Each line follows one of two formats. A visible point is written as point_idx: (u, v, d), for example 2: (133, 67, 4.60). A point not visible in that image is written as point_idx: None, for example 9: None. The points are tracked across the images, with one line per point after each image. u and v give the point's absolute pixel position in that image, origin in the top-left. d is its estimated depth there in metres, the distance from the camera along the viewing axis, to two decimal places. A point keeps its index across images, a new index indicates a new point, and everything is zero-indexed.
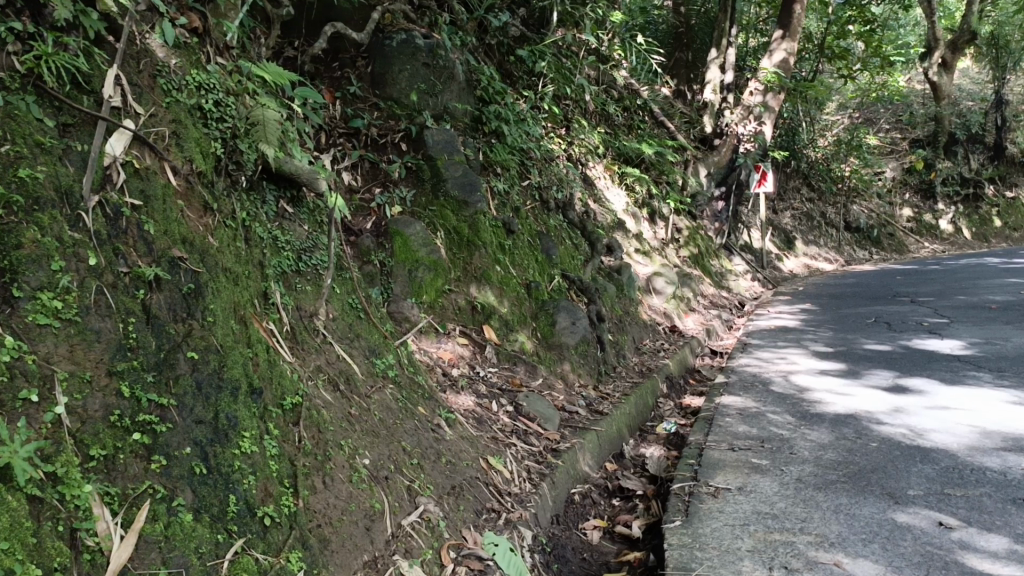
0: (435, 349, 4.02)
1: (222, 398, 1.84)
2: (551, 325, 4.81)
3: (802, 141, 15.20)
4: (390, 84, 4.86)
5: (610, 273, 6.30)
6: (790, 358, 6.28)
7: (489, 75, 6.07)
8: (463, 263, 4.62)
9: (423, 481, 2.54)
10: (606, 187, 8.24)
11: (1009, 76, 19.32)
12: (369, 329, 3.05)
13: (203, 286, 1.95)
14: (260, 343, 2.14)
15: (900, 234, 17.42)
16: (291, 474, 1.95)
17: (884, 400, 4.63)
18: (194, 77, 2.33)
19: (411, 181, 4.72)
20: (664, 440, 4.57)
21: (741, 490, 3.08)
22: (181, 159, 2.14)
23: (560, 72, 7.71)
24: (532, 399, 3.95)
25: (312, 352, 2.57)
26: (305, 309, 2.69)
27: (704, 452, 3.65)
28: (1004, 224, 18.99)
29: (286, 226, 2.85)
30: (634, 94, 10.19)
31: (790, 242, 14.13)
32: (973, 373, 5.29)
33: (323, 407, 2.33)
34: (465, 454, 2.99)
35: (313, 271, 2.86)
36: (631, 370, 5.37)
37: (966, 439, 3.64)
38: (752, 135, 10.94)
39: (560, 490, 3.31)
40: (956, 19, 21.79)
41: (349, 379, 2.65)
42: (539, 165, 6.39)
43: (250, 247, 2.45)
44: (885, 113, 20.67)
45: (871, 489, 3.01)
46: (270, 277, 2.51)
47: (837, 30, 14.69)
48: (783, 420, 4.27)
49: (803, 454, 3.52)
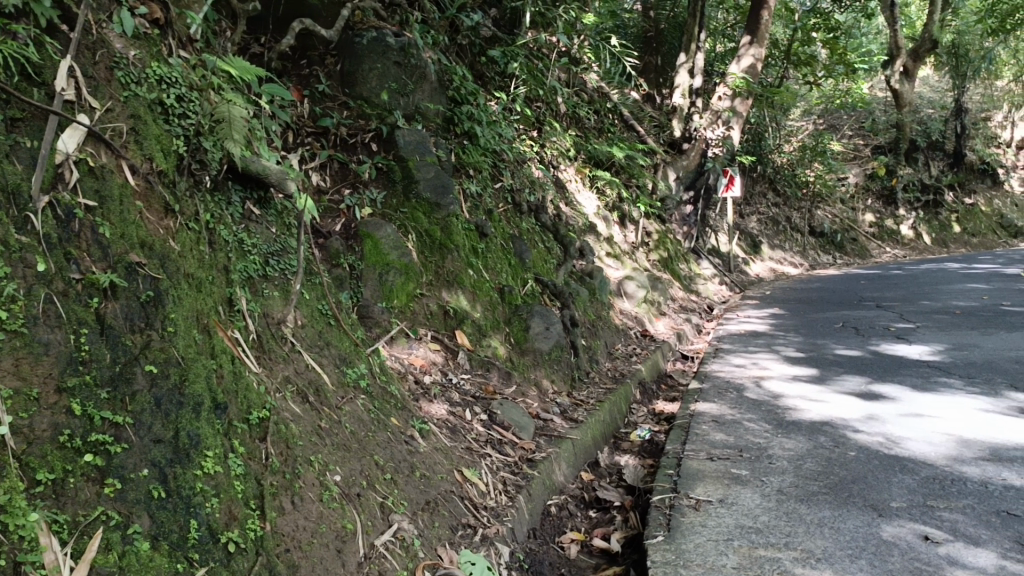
0: (407, 355, 3.90)
1: (183, 414, 1.70)
2: (525, 330, 4.71)
3: (768, 146, 15.30)
4: (360, 83, 4.76)
5: (583, 277, 6.22)
6: (762, 363, 6.24)
7: (461, 74, 5.96)
8: (435, 266, 4.50)
9: (396, 497, 2.42)
10: (577, 190, 8.19)
11: (969, 85, 19.66)
12: (339, 336, 2.92)
13: (164, 294, 1.81)
14: (224, 354, 2.01)
15: (863, 239, 17.60)
16: (258, 495, 1.82)
17: (857, 406, 4.60)
18: (155, 70, 2.19)
19: (382, 182, 4.59)
20: (638, 448, 4.49)
21: (723, 502, 3.00)
22: (140, 157, 2.00)
23: (532, 73, 7.62)
24: (507, 407, 3.85)
25: (279, 361, 2.45)
26: (273, 316, 2.57)
27: (682, 461, 3.57)
28: (963, 230, 19.28)
29: (253, 228, 2.70)
30: (604, 97, 10.15)
31: (756, 247, 14.20)
32: (944, 379, 5.28)
33: (290, 420, 2.21)
34: (440, 467, 2.88)
35: (281, 275, 2.73)
36: (604, 375, 5.29)
37: (944, 448, 3.60)
38: (721, 139, 10.77)
39: (536, 502, 3.21)
40: (918, 28, 22.14)
41: (319, 390, 2.53)
42: (512, 167, 6.29)
43: (213, 252, 2.33)
44: (848, 120, 20.77)
45: (854, 501, 2.95)
46: (235, 283, 2.39)
47: (803, 37, 14.80)
48: (759, 427, 4.21)
49: (783, 464, 3.45)
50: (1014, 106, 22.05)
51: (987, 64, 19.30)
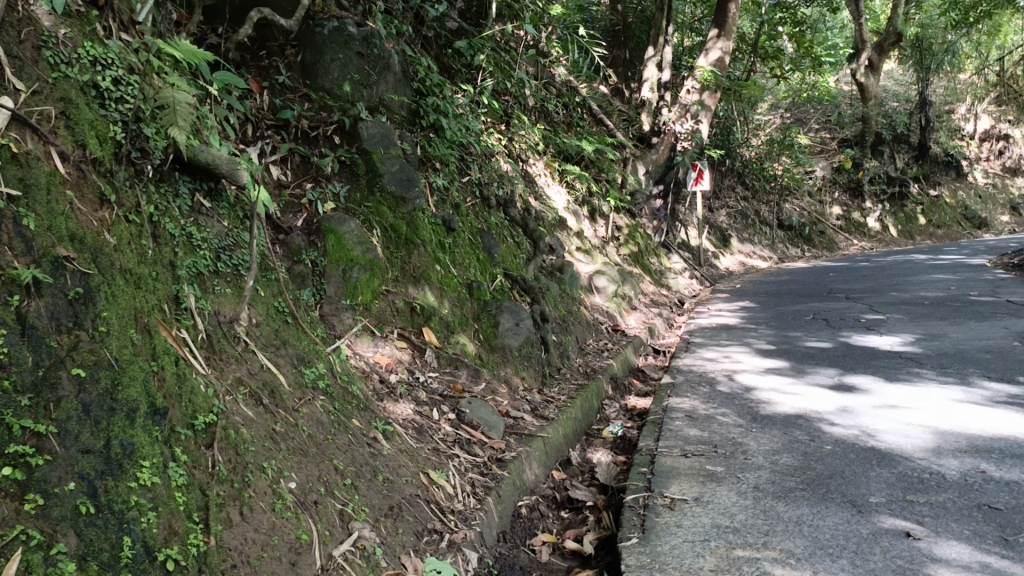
0: (371, 353, 3.77)
1: (115, 422, 1.55)
2: (494, 326, 4.59)
3: (737, 140, 15.29)
4: (322, 75, 4.59)
5: (553, 272, 6.12)
6: (734, 356, 6.18)
7: (426, 66, 5.82)
8: (401, 262, 4.36)
9: (357, 504, 2.30)
10: (546, 184, 8.09)
11: (932, 79, 19.88)
12: (297, 335, 2.78)
13: (94, 290, 1.66)
14: (167, 357, 1.87)
15: (830, 232, 17.70)
16: (202, 507, 1.69)
17: (830, 398, 4.54)
18: (88, 50, 2.04)
19: (345, 175, 4.44)
20: (611, 445, 4.40)
21: (699, 501, 2.91)
22: (71, 144, 1.85)
23: (499, 66, 7.51)
24: (476, 405, 3.74)
25: (230, 362, 2.31)
26: (224, 314, 2.42)
27: (656, 458, 3.48)
28: (928, 222, 19.47)
29: (203, 221, 2.55)
30: (572, 91, 10.05)
31: (725, 240, 14.21)
32: (916, 369, 5.25)
33: (241, 425, 2.07)
34: (405, 470, 2.75)
35: (233, 271, 2.58)
36: (575, 371, 5.19)
37: (920, 440, 3.55)
38: (690, 133, 10.74)
39: (506, 504, 3.10)
40: (881, 22, 22.35)
41: (274, 392, 2.39)
42: (479, 161, 6.16)
43: (157, 248, 2.18)
44: (814, 114, 20.94)
45: (832, 497, 2.88)
46: (182, 279, 2.26)
47: (769, 31, 14.85)
48: (733, 422, 4.13)
49: (758, 460, 3.37)
50: (976, 99, 22.36)
51: (949, 57, 19.55)
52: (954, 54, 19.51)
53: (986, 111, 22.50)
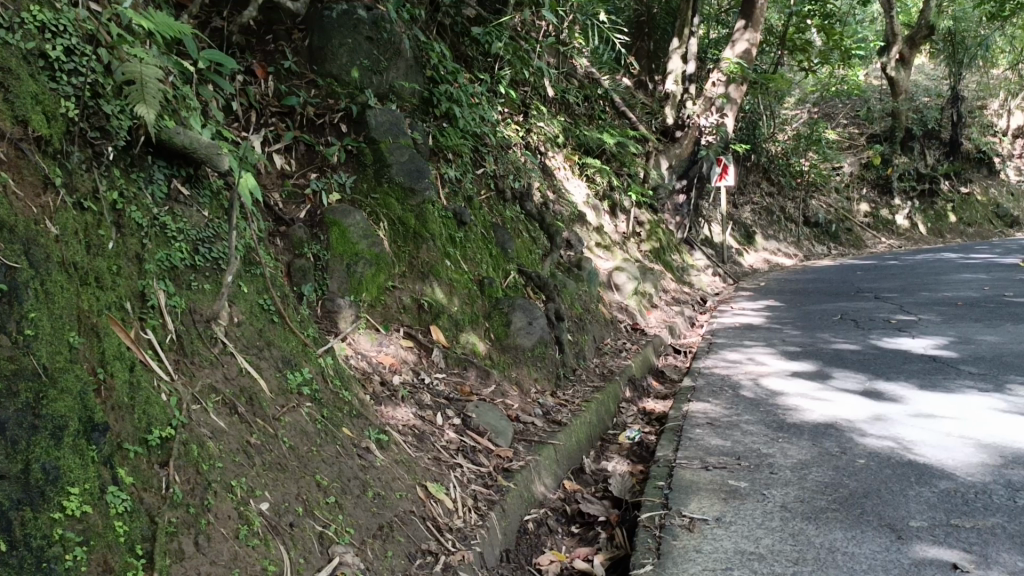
0: (374, 352, 3.55)
1: (37, 443, 1.35)
2: (506, 325, 4.35)
3: (763, 135, 14.92)
4: (330, 60, 4.36)
5: (570, 269, 5.87)
6: (757, 358, 5.90)
7: (440, 52, 5.57)
8: (408, 256, 4.12)
9: (340, 525, 2.07)
10: (566, 177, 7.85)
11: (965, 73, 19.36)
12: (284, 335, 2.55)
13: (22, 287, 1.46)
14: (117, 364, 1.66)
15: (857, 229, 17.27)
16: (148, 539, 1.48)
17: (861, 406, 4.26)
18: (35, 15, 1.89)
19: (352, 166, 4.21)
20: (627, 452, 4.15)
21: (720, 522, 2.66)
22: (9, 120, 1.69)
23: (518, 55, 7.24)
24: (484, 410, 3.51)
25: (204, 366, 2.09)
26: (200, 312, 2.20)
27: (675, 471, 3.23)
28: (959, 219, 18.97)
29: (179, 210, 2.32)
30: (595, 83, 9.75)
31: (749, 237, 13.86)
32: (954, 375, 4.94)
33: (208, 438, 1.85)
34: (399, 483, 2.51)
35: (212, 265, 2.34)
36: (592, 373, 4.93)
37: (963, 455, 3.28)
38: (715, 126, 10.40)
39: (511, 520, 2.88)
40: (913, 15, 21.81)
41: (252, 399, 2.17)
42: (495, 153, 5.90)
43: (120, 238, 1.97)
44: (842, 109, 20.52)
45: (868, 519, 2.62)
46: (150, 274, 2.05)
47: (797, 23, 14.44)
48: (758, 431, 3.87)
49: (785, 474, 3.11)
50: (1010, 94, 21.76)
51: (982, 53, 19.06)
52: (987, 48, 19.02)
53: (1020, 106, 21.94)
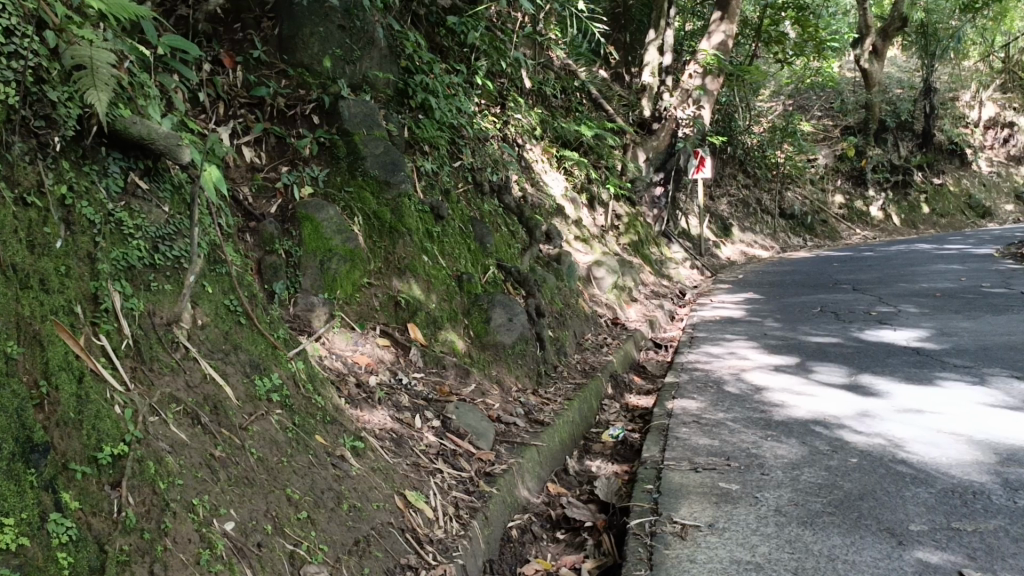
0: (349, 351, 3.40)
1: None
2: (485, 322, 4.21)
3: (738, 127, 14.86)
4: (300, 49, 4.20)
5: (549, 264, 5.76)
6: (739, 353, 5.81)
7: (415, 41, 5.41)
8: (384, 252, 3.96)
9: (313, 542, 1.92)
10: (544, 170, 7.72)
11: (937, 65, 19.43)
12: (252, 338, 2.39)
13: None
14: (63, 375, 1.54)
15: (833, 221, 17.29)
16: (96, 571, 1.35)
17: (848, 401, 4.18)
18: None
19: (324, 159, 4.04)
20: (611, 451, 4.04)
21: (713, 528, 2.56)
22: None
23: (494, 45, 7.08)
24: (464, 411, 3.37)
25: (163, 374, 1.94)
26: (159, 314, 2.05)
27: (662, 473, 3.12)
28: (931, 210, 18.98)
29: (137, 205, 2.17)
30: (571, 75, 9.63)
31: (727, 229, 13.80)
32: (939, 368, 4.86)
33: (167, 453, 1.71)
34: (376, 492, 2.37)
35: (173, 264, 2.18)
36: (573, 369, 4.82)
37: (956, 453, 3.19)
38: (692, 119, 10.27)
39: (494, 527, 2.75)
40: (886, 7, 21.87)
41: (217, 407, 2.02)
42: (473, 145, 5.75)
43: (69, 235, 1.84)
44: (816, 101, 20.63)
45: (866, 523, 2.52)
46: (104, 274, 1.90)
47: (772, 15, 14.37)
48: (745, 429, 3.77)
49: (777, 475, 3.01)
50: (981, 86, 21.86)
51: (954, 45, 19.12)
52: (959, 40, 19.08)
53: (992, 98, 22.06)
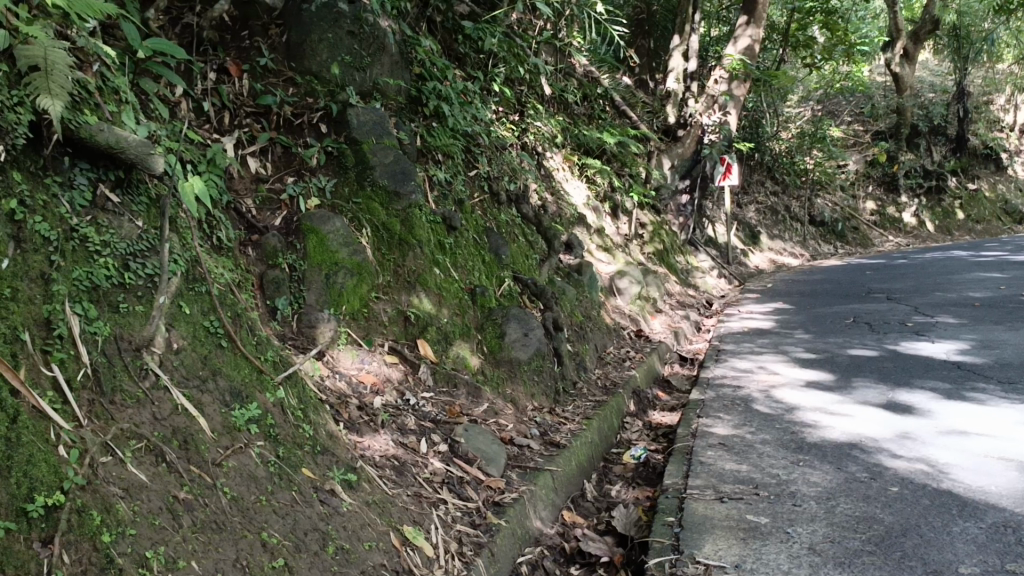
0: (354, 370, 3.21)
1: None
2: (500, 338, 4.00)
3: (767, 133, 14.53)
4: (309, 56, 4.02)
5: (570, 275, 5.54)
6: (769, 367, 5.54)
7: (429, 47, 5.22)
8: (393, 265, 3.77)
9: None
10: (565, 178, 7.51)
11: (971, 69, 18.94)
12: (235, 363, 2.20)
13: None
14: None
15: (864, 228, 16.86)
16: None
17: (886, 421, 3.91)
18: None
19: (331, 168, 3.86)
20: (633, 475, 3.80)
21: (738, 569, 2.34)
22: None
23: (512, 52, 6.89)
24: (473, 434, 3.16)
25: (127, 406, 1.76)
26: (126, 339, 1.86)
27: (687, 504, 2.88)
28: (966, 216, 18.47)
29: (106, 219, 1.99)
30: (593, 82, 9.43)
31: (754, 237, 13.47)
32: (981, 384, 4.57)
33: (119, 497, 1.55)
34: (369, 530, 2.16)
35: (146, 283, 2.00)
36: (593, 385, 4.59)
37: (1006, 480, 2.93)
38: (718, 125, 10.09)
39: (502, 563, 2.54)
40: (917, 10, 21.38)
41: (188, 441, 1.84)
42: (489, 153, 5.55)
43: (18, 254, 1.71)
44: (846, 106, 20.17)
45: (908, 565, 2.28)
46: (61, 296, 1.74)
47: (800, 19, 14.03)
48: (776, 452, 3.52)
49: (811, 507, 2.77)
50: (1016, 89, 21.31)
51: (988, 47, 18.59)
52: (994, 43, 18.60)
53: None
